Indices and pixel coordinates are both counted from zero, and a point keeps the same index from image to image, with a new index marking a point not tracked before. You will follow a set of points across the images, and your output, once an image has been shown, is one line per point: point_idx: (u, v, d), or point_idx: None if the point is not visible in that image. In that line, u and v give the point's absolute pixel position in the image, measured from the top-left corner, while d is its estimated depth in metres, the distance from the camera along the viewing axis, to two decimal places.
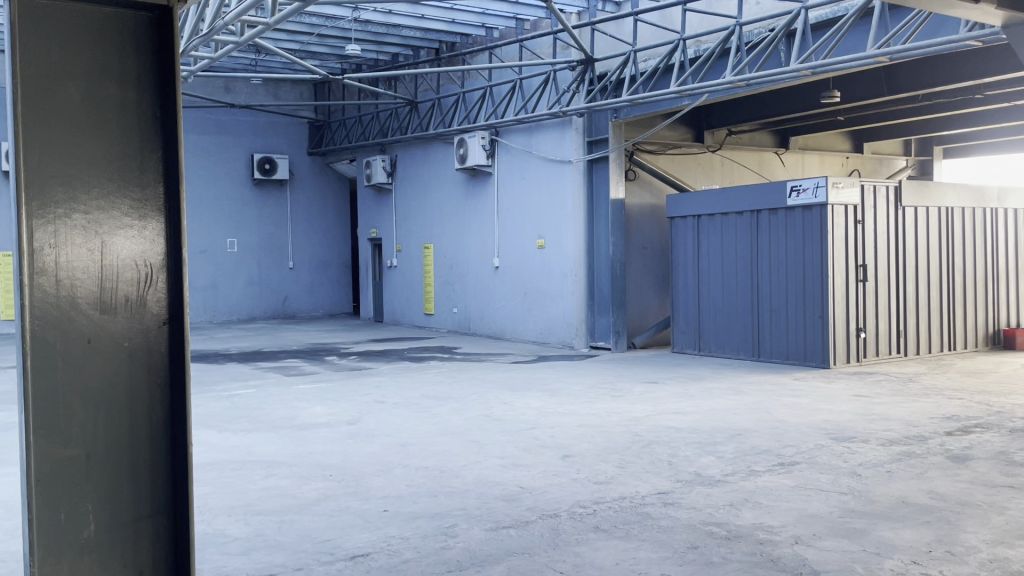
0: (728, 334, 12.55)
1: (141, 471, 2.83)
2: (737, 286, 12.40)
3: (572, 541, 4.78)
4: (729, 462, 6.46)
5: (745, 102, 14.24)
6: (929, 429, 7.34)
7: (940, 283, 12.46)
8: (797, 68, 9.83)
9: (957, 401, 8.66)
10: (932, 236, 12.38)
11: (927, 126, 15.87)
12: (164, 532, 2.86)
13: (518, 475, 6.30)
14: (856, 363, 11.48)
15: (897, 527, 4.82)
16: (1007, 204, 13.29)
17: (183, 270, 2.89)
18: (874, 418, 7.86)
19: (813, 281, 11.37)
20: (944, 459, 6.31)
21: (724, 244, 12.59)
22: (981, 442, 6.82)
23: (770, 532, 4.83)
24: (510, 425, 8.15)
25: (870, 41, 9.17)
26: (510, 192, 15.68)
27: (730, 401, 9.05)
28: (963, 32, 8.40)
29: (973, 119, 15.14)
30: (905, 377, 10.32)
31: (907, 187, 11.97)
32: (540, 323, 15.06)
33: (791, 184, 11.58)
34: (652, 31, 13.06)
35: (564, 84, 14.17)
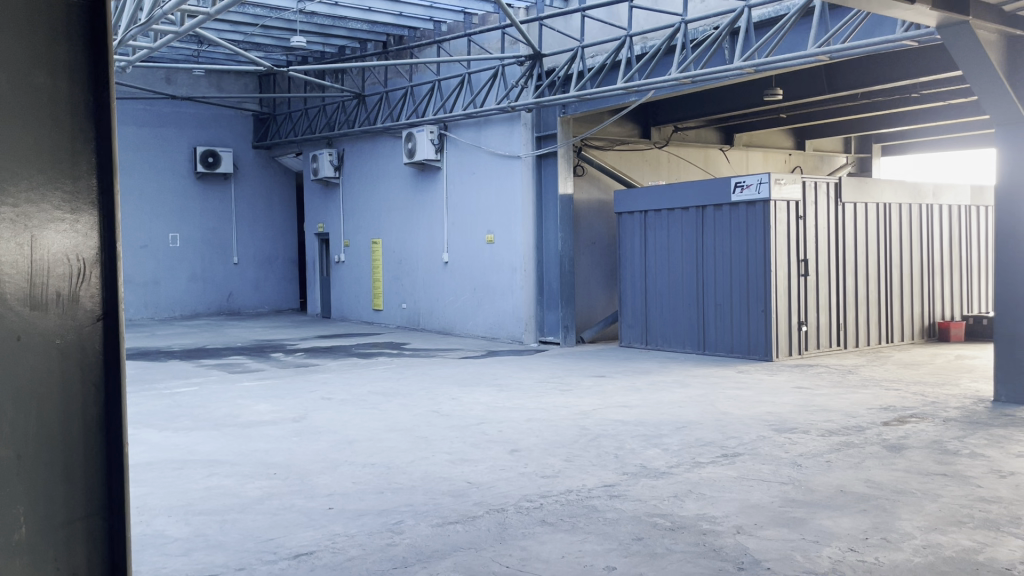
0: (675, 329, 12.72)
1: (73, 490, 2.34)
2: (683, 280, 12.56)
3: (519, 535, 4.80)
4: (673, 454, 6.54)
5: (691, 99, 14.42)
6: (867, 420, 7.54)
7: (878, 277, 12.79)
8: (741, 65, 9.96)
9: (894, 391, 8.93)
10: (871, 231, 12.70)
11: (865, 124, 16.27)
12: (97, 558, 2.38)
13: (466, 470, 6.29)
14: (798, 356, 11.71)
15: (835, 515, 4.93)
16: (942, 200, 13.70)
17: (119, 233, 2.37)
18: (814, 409, 8.04)
19: (756, 275, 11.57)
20: (881, 448, 6.49)
21: (672, 239, 12.73)
22: (916, 431, 7.03)
23: (712, 522, 4.90)
24: (459, 420, 8.12)
25: (811, 40, 9.33)
26: (459, 187, 15.62)
27: (676, 393, 9.18)
28: (899, 31, 8.59)
29: (911, 117, 15.56)
30: (845, 369, 10.59)
31: (846, 183, 12.26)
32: (490, 318, 15.05)
33: (736, 179, 11.75)
34: (600, 27, 13.13)
35: (513, 79, 14.16)
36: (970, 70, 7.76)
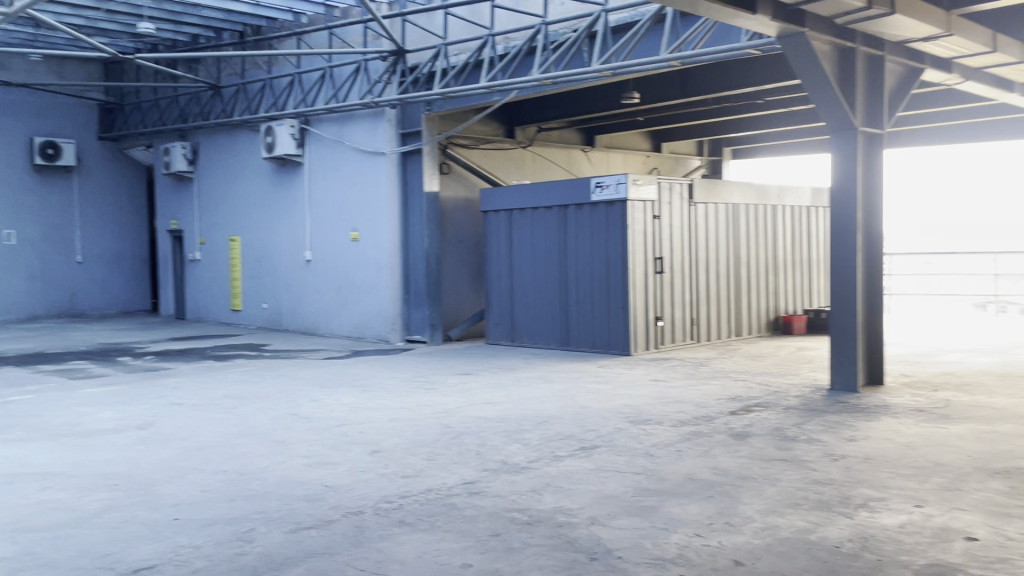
0: (539, 325, 12.93)
1: None
2: (547, 278, 12.78)
3: (376, 537, 4.72)
4: (532, 449, 6.64)
5: (554, 99, 14.68)
6: (715, 409, 7.91)
7: (728, 274, 13.46)
8: (599, 68, 10.22)
9: (741, 382, 9.42)
10: (721, 230, 13.34)
11: (717, 128, 17.09)
12: None
13: (323, 473, 6.13)
14: (654, 350, 12.15)
15: (684, 502, 5.14)
16: (784, 201, 14.57)
17: None
18: (668, 401, 8.37)
19: (615, 272, 11.90)
20: (727, 436, 6.82)
21: (535, 237, 12.93)
22: (759, 419, 7.44)
23: (567, 515, 5.00)
24: (318, 422, 7.93)
25: (664, 45, 9.68)
26: (321, 183, 15.26)
27: (538, 389, 9.33)
28: (744, 40, 9.05)
29: (756, 123, 16.45)
30: (697, 361, 11.08)
31: (698, 185, 12.83)
32: (355, 317, 14.79)
33: (596, 179, 12.05)
34: (463, 25, 13.17)
35: (376, 74, 13.98)
36: (806, 78, 8.26)
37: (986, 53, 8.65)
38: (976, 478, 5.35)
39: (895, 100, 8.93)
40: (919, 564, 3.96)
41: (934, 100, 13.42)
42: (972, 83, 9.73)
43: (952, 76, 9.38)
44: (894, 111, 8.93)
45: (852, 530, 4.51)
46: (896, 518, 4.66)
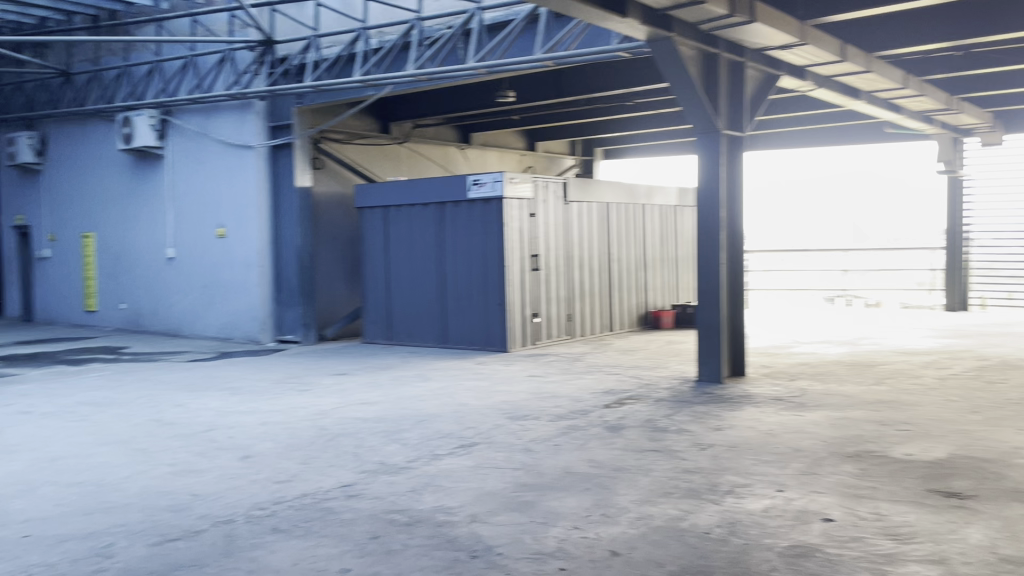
0: (417, 323, 12.84)
1: None
2: (424, 275, 12.70)
3: (248, 546, 4.53)
4: (411, 449, 6.57)
5: (429, 96, 14.58)
6: (591, 403, 8.08)
7: (601, 271, 13.79)
8: (474, 66, 10.21)
9: (615, 376, 9.67)
10: (594, 228, 13.65)
11: (590, 129, 17.46)
12: None
13: (190, 481, 5.85)
14: (531, 346, 12.29)
15: (562, 496, 5.21)
16: (653, 200, 15.06)
17: None
18: (545, 396, 8.48)
19: (492, 270, 11.95)
20: (602, 430, 6.98)
21: (411, 234, 12.82)
22: (632, 412, 7.65)
23: (448, 514, 4.97)
24: (185, 428, 7.56)
25: (538, 45, 9.78)
26: (185, 177, 14.55)
27: (415, 388, 9.25)
28: (615, 43, 9.28)
29: (626, 124, 16.92)
30: (572, 357, 11.30)
31: (572, 184, 13.06)
32: (222, 317, 14.20)
33: (473, 177, 12.05)
34: (335, 17, 12.88)
35: (243, 65, 13.48)
36: (674, 81, 8.56)
37: (835, 63, 9.23)
38: (830, 462, 5.69)
39: (755, 105, 9.37)
40: (782, 546, 4.18)
41: (789, 106, 14.22)
42: (823, 90, 10.36)
43: (806, 83, 9.95)
44: (755, 115, 9.38)
45: (721, 516, 4.70)
46: (761, 503, 4.90)
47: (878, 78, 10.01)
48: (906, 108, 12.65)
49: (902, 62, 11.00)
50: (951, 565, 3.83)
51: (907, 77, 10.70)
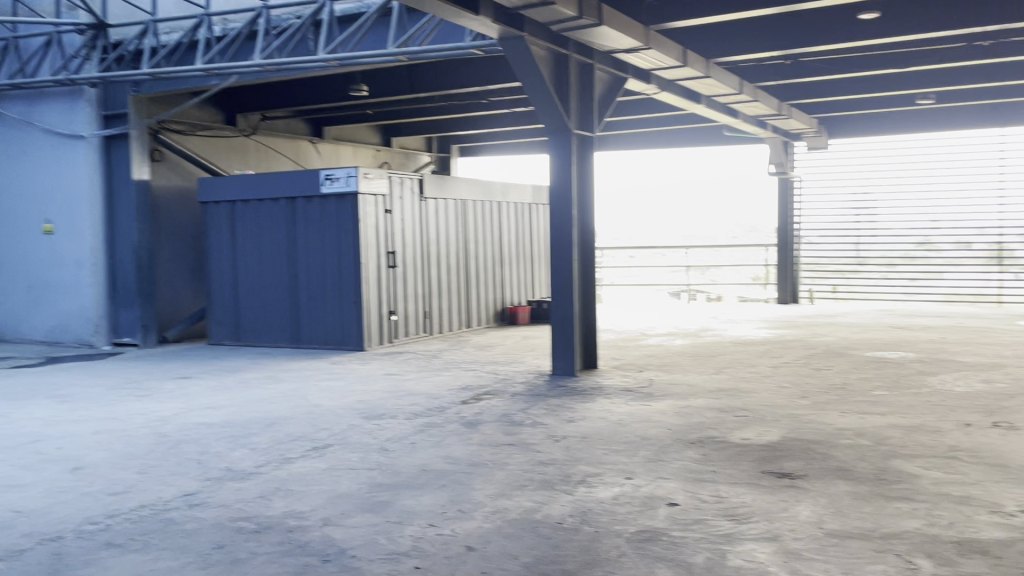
0: (267, 323, 12.40)
1: None
2: (275, 273, 12.28)
3: (78, 564, 4.22)
4: (260, 453, 6.33)
5: (278, 88, 14.10)
6: (447, 400, 8.07)
7: (458, 268, 13.81)
8: (325, 58, 9.94)
9: (471, 372, 9.70)
10: (450, 224, 13.64)
11: (445, 125, 17.43)
12: None
13: (13, 498, 5.38)
14: (388, 344, 12.14)
15: (417, 494, 5.17)
16: (508, 198, 15.22)
17: None
18: (401, 394, 8.39)
19: (346, 267, 11.69)
20: (459, 426, 6.98)
21: (261, 230, 12.36)
22: (489, 407, 7.71)
23: (299, 518, 4.82)
24: (6, 440, 6.94)
25: (390, 39, 9.64)
26: (5, 168, 13.39)
27: (266, 389, 8.93)
28: (467, 40, 9.28)
29: (482, 122, 17.02)
30: (429, 354, 11.26)
31: (428, 181, 12.99)
32: (51, 319, 13.17)
33: (326, 172, 11.74)
34: (174, 2, 12.20)
35: (72, 49, 12.56)
36: (525, 80, 8.66)
37: (678, 67, 9.64)
38: (675, 449, 5.96)
39: (603, 106, 9.64)
40: (630, 532, 4.32)
41: (635, 108, 14.76)
42: (668, 93, 10.80)
43: (651, 86, 10.35)
44: (603, 116, 9.65)
45: (574, 506, 4.80)
46: (611, 491, 5.05)
47: (717, 83, 10.54)
48: (741, 113, 13.43)
49: (737, 69, 11.65)
50: (783, 541, 4.09)
51: (742, 83, 11.34)
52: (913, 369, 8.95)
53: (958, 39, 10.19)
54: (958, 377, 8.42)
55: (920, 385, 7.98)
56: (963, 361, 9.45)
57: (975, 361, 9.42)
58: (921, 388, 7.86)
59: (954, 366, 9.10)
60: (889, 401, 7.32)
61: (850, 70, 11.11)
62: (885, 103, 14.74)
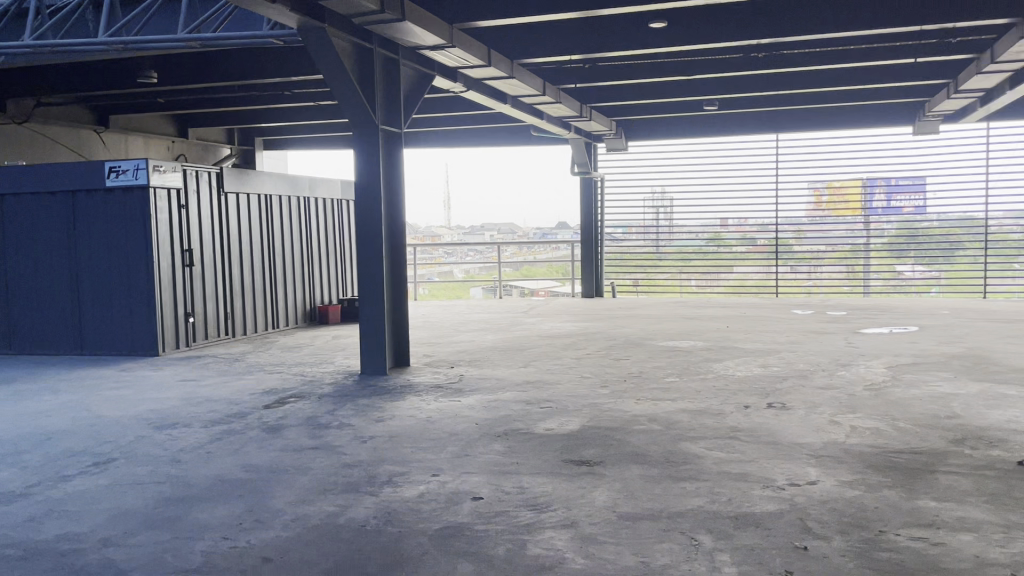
0: (46, 329, 11.37)
1: None
2: (54, 273, 11.27)
3: None
4: (32, 472, 5.75)
5: (55, 71, 12.89)
6: (249, 405, 7.72)
7: (262, 266, 13.26)
8: (106, 41, 9.18)
9: (276, 375, 9.34)
10: (253, 221, 13.07)
11: (249, 117, 16.66)
12: None
13: None
14: (185, 348, 11.44)
15: (211, 506, 4.89)
16: (317, 193, 14.79)
17: None
18: (198, 401, 7.93)
19: (137, 267, 10.88)
20: (260, 431, 6.69)
21: (37, 227, 11.28)
22: (293, 410, 7.44)
23: (75, 541, 4.42)
24: None
25: (181, 24, 9.06)
26: None
27: (42, 402, 8.13)
28: (265, 30, 8.90)
29: (288, 115, 16.42)
30: (232, 357, 10.74)
31: (228, 175, 12.35)
32: None
33: (111, 164, 10.87)
34: None
35: None
36: (328, 73, 8.43)
37: (482, 67, 9.75)
38: (481, 443, 6.03)
39: (410, 103, 9.58)
40: (434, 529, 4.31)
41: (444, 106, 14.80)
42: (473, 92, 10.93)
43: (457, 85, 10.42)
44: (410, 114, 9.59)
45: (378, 507, 4.72)
46: (415, 490, 5.01)
47: (521, 83, 10.78)
48: (546, 114, 13.84)
49: (541, 71, 11.98)
50: (579, 527, 4.23)
51: (545, 85, 11.69)
52: (701, 357, 9.62)
53: (737, 50, 11.04)
54: (739, 362, 9.14)
55: (707, 371, 8.59)
56: (745, 347, 10.28)
57: (754, 347, 10.28)
58: (707, 374, 8.46)
59: (737, 352, 9.87)
60: (679, 387, 7.81)
61: (644, 76, 11.73)
62: (679, 108, 15.70)
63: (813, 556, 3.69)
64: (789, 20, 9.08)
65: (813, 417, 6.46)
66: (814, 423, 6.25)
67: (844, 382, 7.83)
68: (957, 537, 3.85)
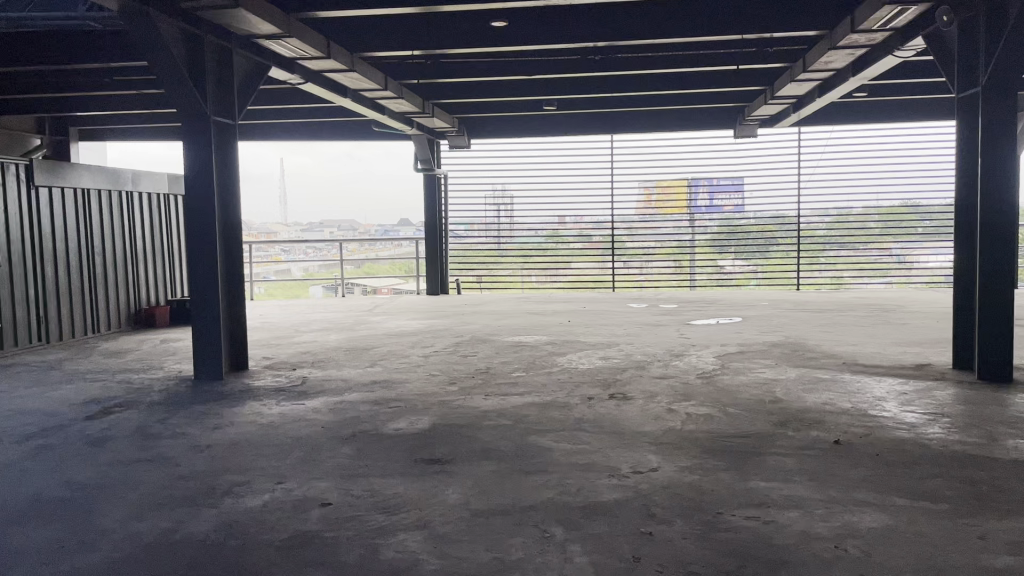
0: None
1: None
2: None
3: None
4: None
5: None
6: (69, 417, 7.11)
7: (80, 266, 12.29)
8: None
9: (99, 383, 8.66)
10: (69, 217, 12.09)
11: (63, 104, 15.35)
12: None
13: None
14: None
15: (29, 529, 4.47)
16: (141, 187, 13.86)
17: None
18: (8, 415, 7.22)
19: None
20: (83, 445, 6.18)
21: None
22: (120, 421, 6.93)
23: None
24: None
25: None
26: None
27: None
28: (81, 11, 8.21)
29: (108, 104, 15.27)
30: (47, 365, 9.87)
31: (38, 167, 11.34)
32: None
33: None
34: None
35: None
36: (154, 61, 7.90)
37: (321, 59, 9.46)
38: (328, 446, 5.86)
39: (245, 94, 9.15)
40: (280, 538, 4.14)
41: (280, 97, 14.25)
42: (312, 84, 10.61)
43: (295, 77, 10.06)
44: (245, 103, 9.17)
45: (218, 519, 4.48)
46: (259, 499, 4.80)
47: (362, 77, 10.57)
48: (389, 109, 13.67)
49: (382, 66, 11.81)
50: (432, 527, 4.20)
51: (386, 80, 11.54)
52: (545, 351, 9.84)
53: (575, 52, 11.36)
54: (582, 355, 9.42)
55: (552, 365, 8.79)
56: (586, 341, 10.59)
57: (595, 340, 10.63)
58: (552, 367, 8.65)
59: (579, 346, 10.16)
60: (526, 381, 7.94)
61: (485, 75, 11.81)
62: (521, 108, 15.96)
63: (658, 541, 3.85)
64: (624, 26, 9.44)
65: (652, 406, 6.75)
66: (653, 412, 6.53)
67: (679, 372, 8.25)
68: (785, 515, 4.14)
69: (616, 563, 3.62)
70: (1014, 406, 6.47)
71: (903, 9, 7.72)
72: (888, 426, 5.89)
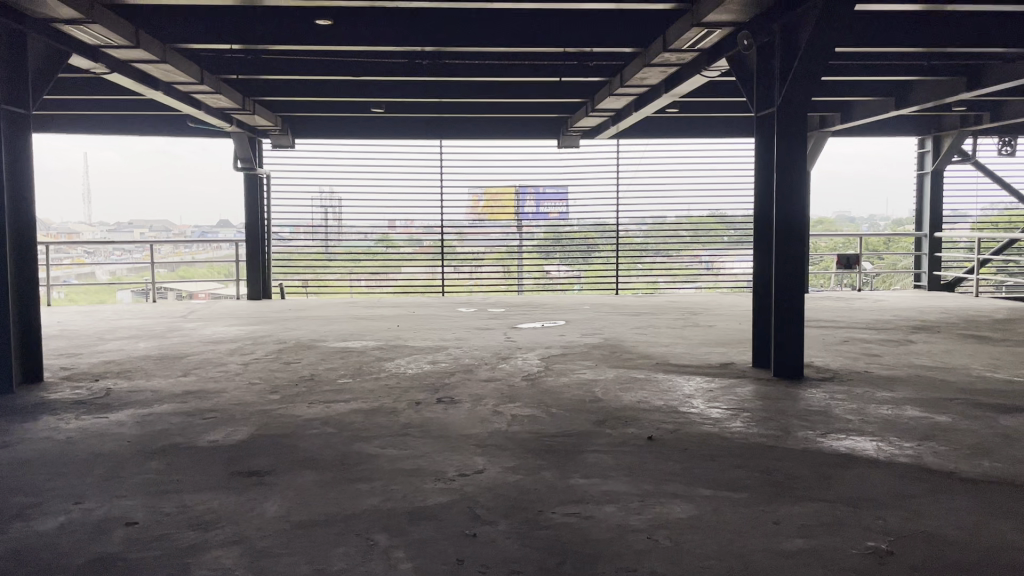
0: None
1: None
2: None
3: None
4: None
5: None
6: None
7: None
8: None
9: None
10: None
11: None
12: None
13: None
14: None
15: None
16: None
17: None
18: None
19: None
20: None
21: None
22: None
23: None
24: None
25: None
26: None
27: None
28: None
29: None
30: None
31: None
32: None
33: None
34: None
35: None
36: None
37: (128, 48, 8.84)
38: (135, 462, 5.47)
39: (40, 82, 8.39)
40: (77, 564, 3.81)
41: (79, 87, 13.15)
42: (117, 74, 9.89)
43: (99, 65, 9.34)
44: (41, 93, 8.40)
45: (3, 546, 4.06)
46: (54, 521, 4.40)
47: (173, 69, 9.98)
48: (206, 103, 12.99)
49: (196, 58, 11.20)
50: (248, 542, 4.01)
51: (201, 72, 10.95)
52: (372, 356, 9.70)
53: (402, 56, 11.22)
54: (410, 360, 9.33)
55: (379, 371, 8.68)
56: (415, 346, 10.52)
57: (423, 345, 10.59)
58: (379, 373, 8.55)
59: (407, 351, 10.07)
60: (352, 387, 7.80)
61: (307, 74, 11.51)
62: (347, 108, 15.67)
63: (482, 542, 3.89)
64: (450, 31, 9.48)
65: (479, 409, 6.83)
66: (479, 414, 6.61)
67: (505, 374, 8.38)
68: (602, 510, 4.30)
69: (442, 567, 3.62)
70: (804, 400, 7.09)
71: (709, 33, 8.32)
72: (697, 421, 6.28)
